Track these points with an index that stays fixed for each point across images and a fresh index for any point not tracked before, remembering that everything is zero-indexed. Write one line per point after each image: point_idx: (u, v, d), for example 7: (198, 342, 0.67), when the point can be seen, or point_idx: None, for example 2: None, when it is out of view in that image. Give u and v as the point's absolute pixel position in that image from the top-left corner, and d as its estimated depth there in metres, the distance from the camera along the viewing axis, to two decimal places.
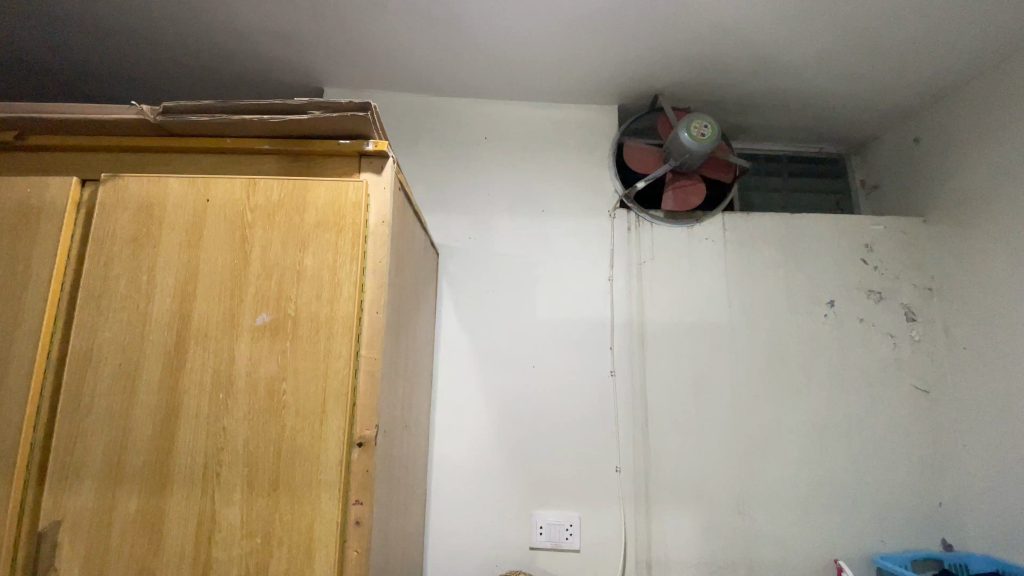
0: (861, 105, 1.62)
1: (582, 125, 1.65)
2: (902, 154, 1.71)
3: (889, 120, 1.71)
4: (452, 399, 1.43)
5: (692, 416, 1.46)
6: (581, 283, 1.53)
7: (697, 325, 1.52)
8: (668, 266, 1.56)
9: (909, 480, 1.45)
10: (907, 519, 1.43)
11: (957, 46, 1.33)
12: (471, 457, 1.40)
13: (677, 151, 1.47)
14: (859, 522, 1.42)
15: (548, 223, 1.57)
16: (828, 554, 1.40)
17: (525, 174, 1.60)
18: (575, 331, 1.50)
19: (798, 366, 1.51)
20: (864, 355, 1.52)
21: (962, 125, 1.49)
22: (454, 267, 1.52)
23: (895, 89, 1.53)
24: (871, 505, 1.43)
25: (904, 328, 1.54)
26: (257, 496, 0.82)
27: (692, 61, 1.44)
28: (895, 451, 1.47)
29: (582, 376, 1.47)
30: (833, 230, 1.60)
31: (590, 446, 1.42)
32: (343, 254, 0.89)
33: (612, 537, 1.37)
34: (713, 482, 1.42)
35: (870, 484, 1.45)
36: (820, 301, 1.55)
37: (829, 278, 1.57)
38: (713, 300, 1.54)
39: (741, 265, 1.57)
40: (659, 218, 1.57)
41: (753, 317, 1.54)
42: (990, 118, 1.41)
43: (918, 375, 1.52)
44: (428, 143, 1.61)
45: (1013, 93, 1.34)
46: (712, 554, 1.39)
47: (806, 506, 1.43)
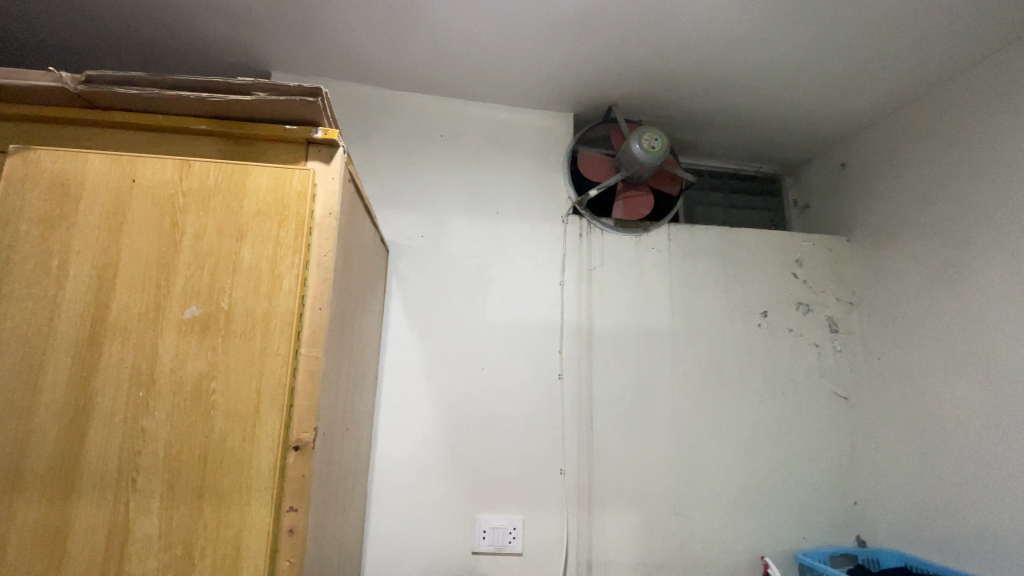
0: (797, 129, 1.74)
1: (539, 130, 1.67)
2: (830, 177, 1.85)
3: (820, 146, 1.85)
4: (398, 401, 1.39)
5: (634, 419, 1.50)
6: (533, 285, 1.54)
7: (643, 330, 1.57)
8: (616, 272, 1.60)
9: (828, 480, 1.56)
10: (826, 518, 1.54)
11: (880, 80, 1.45)
12: (415, 460, 1.37)
13: (628, 162, 1.52)
14: (785, 520, 1.51)
15: (502, 225, 1.57)
16: (756, 552, 1.48)
17: (481, 176, 1.59)
18: (525, 333, 1.50)
19: (734, 371, 1.59)
20: (792, 363, 1.63)
21: (883, 155, 1.63)
22: (403, 265, 1.48)
23: (827, 116, 1.65)
24: (796, 504, 1.53)
25: (827, 339, 1.66)
26: (178, 503, 0.76)
27: (647, 75, 1.49)
28: (817, 454, 1.58)
29: (532, 377, 1.47)
30: (769, 245, 1.70)
31: (536, 448, 1.43)
32: (284, 246, 0.84)
33: (555, 538, 1.38)
34: (653, 484, 1.47)
35: (794, 483, 1.54)
36: (755, 311, 1.64)
37: (764, 290, 1.67)
38: (658, 308, 1.60)
39: (684, 274, 1.63)
40: (610, 226, 1.61)
41: (695, 324, 1.60)
42: (906, 149, 1.56)
43: (838, 383, 1.64)
44: (381, 138, 1.56)
45: (927, 128, 1.49)
46: (650, 553, 1.43)
47: (737, 505, 1.50)
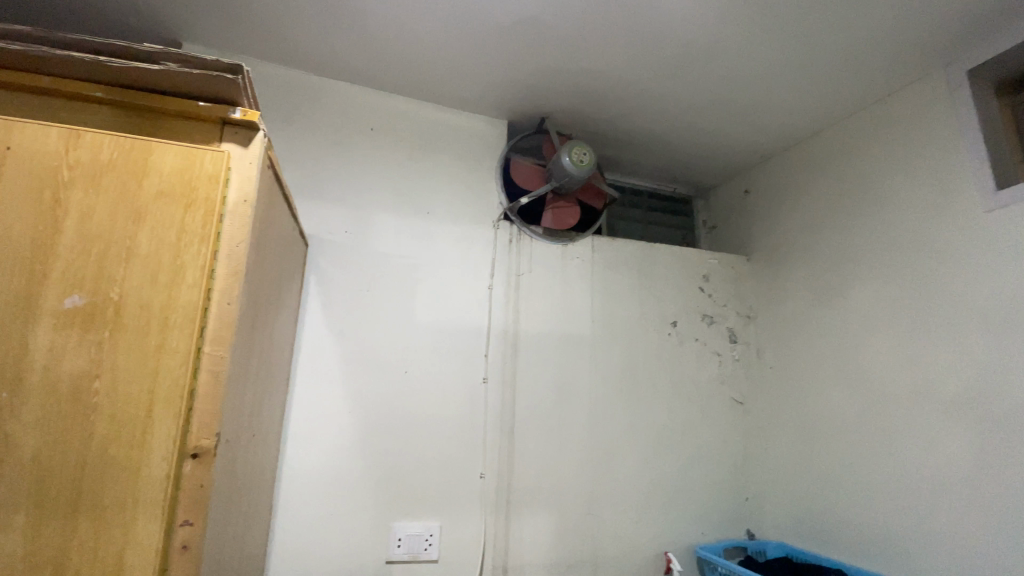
0: (709, 155, 1.90)
1: (472, 133, 1.67)
2: (735, 202, 2.04)
3: (727, 173, 2.03)
4: (311, 405, 1.32)
5: (554, 422, 1.54)
6: (461, 288, 1.53)
7: (566, 336, 1.62)
8: (543, 279, 1.63)
9: (723, 479, 1.71)
10: (721, 514, 1.68)
11: (780, 118, 1.63)
12: (327, 467, 1.30)
13: (558, 173, 1.57)
14: (686, 518, 1.63)
15: (431, 226, 1.54)
16: (660, 548, 1.57)
17: (412, 175, 1.56)
18: (450, 337, 1.48)
19: (647, 377, 1.69)
20: (697, 370, 1.76)
21: (780, 186, 1.83)
22: (323, 261, 1.41)
23: (735, 145, 1.82)
24: (696, 502, 1.65)
25: (727, 349, 1.82)
26: (45, 520, 0.66)
27: (579, 91, 1.55)
28: (715, 455, 1.72)
29: (455, 381, 1.46)
30: (681, 261, 1.84)
31: (456, 452, 1.42)
32: (190, 233, 0.77)
33: (471, 543, 1.38)
34: (569, 485, 1.51)
35: (695, 482, 1.67)
36: (667, 322, 1.76)
37: (676, 302, 1.79)
38: (580, 315, 1.66)
39: (605, 283, 1.71)
40: (538, 234, 1.65)
41: (614, 332, 1.68)
42: (798, 182, 1.76)
43: (735, 389, 1.80)
44: (305, 125, 1.48)
45: (817, 165, 1.69)
46: (563, 553, 1.47)
47: (645, 505, 1.59)
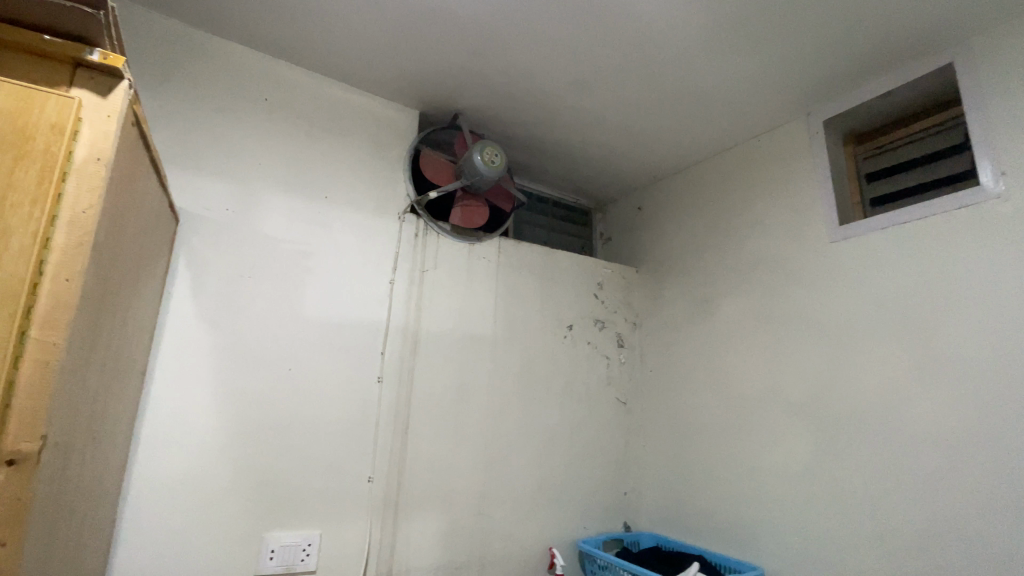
0: (610, 171, 2.01)
1: (380, 119, 1.59)
2: (629, 217, 2.19)
3: (624, 190, 2.17)
4: (173, 404, 1.15)
5: (450, 422, 1.52)
6: (359, 281, 1.45)
7: (466, 336, 1.61)
8: (446, 276, 1.60)
9: (606, 475, 1.81)
10: (602, 509, 1.78)
11: (673, 143, 1.78)
12: (189, 474, 1.14)
13: (469, 171, 1.56)
14: (571, 514, 1.70)
15: (329, 212, 1.44)
16: (545, 545, 1.62)
17: (311, 154, 1.45)
18: (343, 333, 1.39)
19: (542, 378, 1.74)
20: (588, 373, 1.85)
21: (668, 205, 2.00)
22: (197, 240, 1.24)
23: (633, 164, 1.95)
24: (580, 498, 1.73)
25: (616, 353, 1.94)
26: None
27: (494, 91, 1.55)
28: (599, 453, 1.82)
29: (346, 380, 1.37)
30: (579, 267, 1.92)
31: (343, 456, 1.33)
32: (19, 191, 0.62)
33: (354, 550, 1.30)
34: (460, 486, 1.50)
35: (580, 480, 1.75)
36: (563, 325, 1.83)
37: (572, 307, 1.87)
38: (481, 315, 1.65)
39: (508, 285, 1.73)
40: (445, 231, 1.62)
41: (513, 333, 1.71)
42: (684, 203, 1.93)
43: (620, 391, 1.93)
44: (184, 84, 1.30)
45: (700, 190, 1.88)
46: (451, 555, 1.45)
47: (533, 503, 1.63)
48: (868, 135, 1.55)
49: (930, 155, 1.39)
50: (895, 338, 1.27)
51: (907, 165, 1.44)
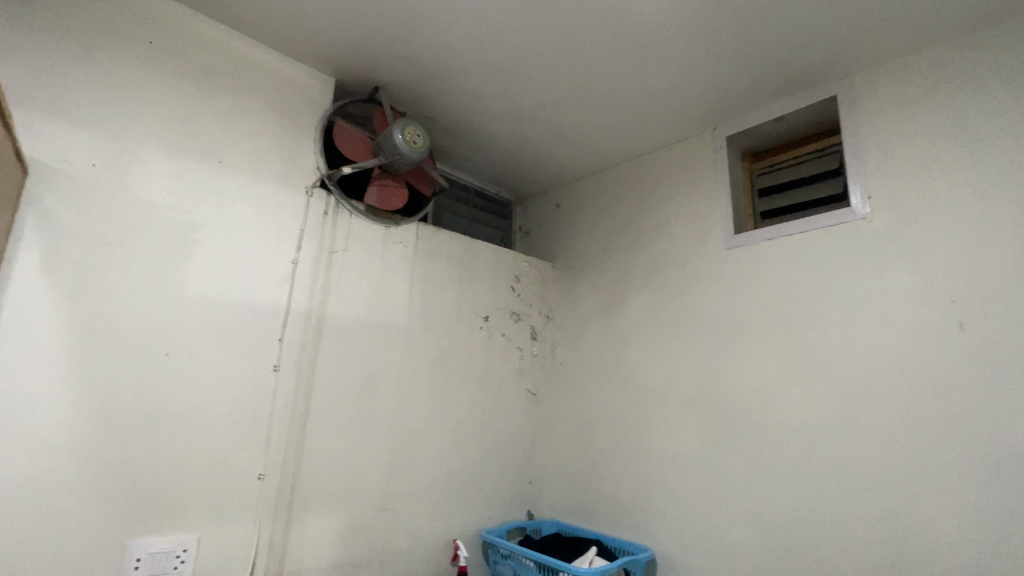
0: (532, 165, 2.01)
1: (290, 84, 1.45)
2: (548, 213, 2.21)
3: (544, 185, 2.19)
4: (11, 391, 0.96)
5: (354, 414, 1.43)
6: (258, 259, 1.31)
7: (376, 323, 1.53)
8: (358, 260, 1.51)
9: (513, 466, 1.83)
10: (508, 499, 1.79)
11: (594, 144, 1.83)
12: (32, 475, 0.97)
13: (388, 150, 1.47)
14: (476, 505, 1.69)
15: (225, 180, 1.29)
16: (449, 537, 1.60)
17: (206, 112, 1.28)
18: (236, 315, 1.26)
19: (454, 369, 1.70)
20: (501, 364, 1.85)
21: (585, 203, 2.05)
22: (53, 199, 1.05)
23: (554, 161, 1.97)
24: (486, 489, 1.73)
25: (528, 345, 1.96)
26: None
27: (419, 69, 1.48)
28: (508, 444, 1.83)
29: (236, 368, 1.24)
30: (498, 259, 1.91)
31: (230, 451, 1.20)
32: None
33: (239, 553, 1.19)
34: (362, 481, 1.43)
35: (488, 471, 1.75)
36: (479, 316, 1.81)
37: (489, 298, 1.85)
38: (394, 302, 1.58)
39: (424, 272, 1.67)
40: (359, 211, 1.52)
41: (427, 322, 1.65)
42: (600, 203, 1.99)
43: (531, 383, 1.95)
44: (42, 12, 1.08)
45: (616, 191, 1.94)
46: (350, 553, 1.38)
47: (439, 496, 1.60)
48: (763, 154, 1.70)
49: (812, 177, 1.56)
50: (776, 339, 1.41)
51: (793, 184, 1.60)
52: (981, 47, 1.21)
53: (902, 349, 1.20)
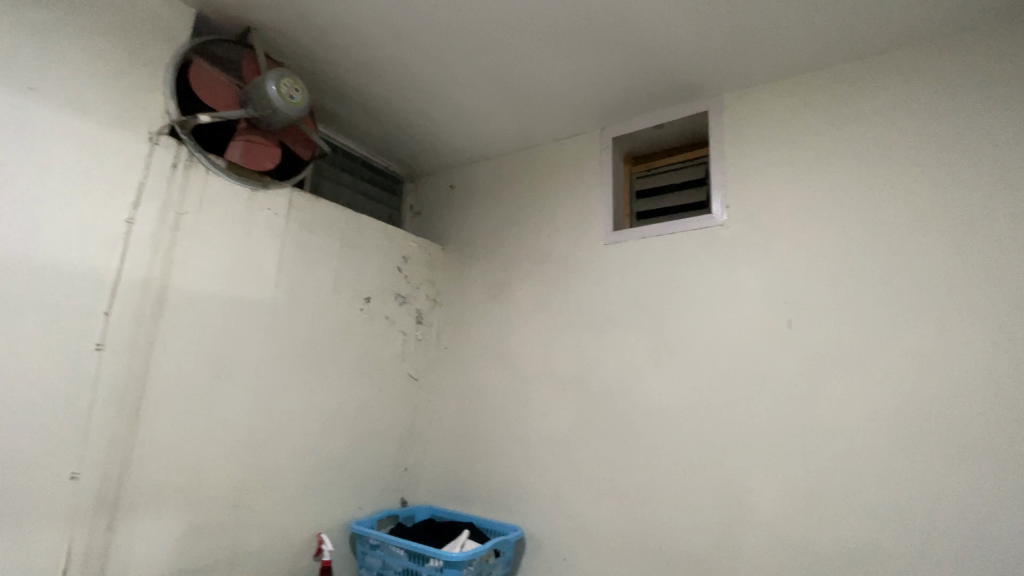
0: (426, 141, 1.92)
1: (134, 5, 1.20)
2: (440, 193, 2.14)
3: (437, 164, 2.11)
4: None
5: (204, 401, 1.25)
6: (80, 213, 1.07)
7: (237, 299, 1.35)
8: (215, 224, 1.31)
9: (388, 453, 1.76)
10: (381, 487, 1.72)
11: (491, 128, 1.80)
12: None
13: (258, 101, 1.29)
14: (346, 495, 1.60)
15: (35, 111, 1.03)
16: (314, 531, 1.49)
17: (3, 19, 1.00)
18: (46, 280, 1.02)
19: (328, 352, 1.57)
20: (381, 348, 1.75)
21: (478, 187, 2.02)
22: None
23: (449, 140, 1.90)
24: (358, 479, 1.64)
25: (412, 329, 1.89)
26: None
27: (302, 14, 1.31)
28: (384, 431, 1.75)
29: (45, 344, 1.01)
30: (383, 236, 1.80)
31: (33, 445, 0.98)
32: None
33: (41, 568, 0.98)
34: (212, 475, 1.26)
35: (361, 459, 1.66)
36: (359, 296, 1.69)
37: (371, 278, 1.74)
38: (259, 276, 1.41)
39: (297, 245, 1.51)
40: (219, 167, 1.32)
41: (298, 300, 1.50)
42: (493, 188, 1.97)
43: (412, 368, 1.88)
44: None
45: (509, 178, 1.94)
46: (191, 556, 1.21)
47: (305, 488, 1.48)
48: (645, 157, 1.82)
49: (685, 184, 1.70)
50: (645, 330, 1.53)
51: (669, 188, 1.73)
52: (824, 85, 1.40)
53: (746, 343, 1.36)
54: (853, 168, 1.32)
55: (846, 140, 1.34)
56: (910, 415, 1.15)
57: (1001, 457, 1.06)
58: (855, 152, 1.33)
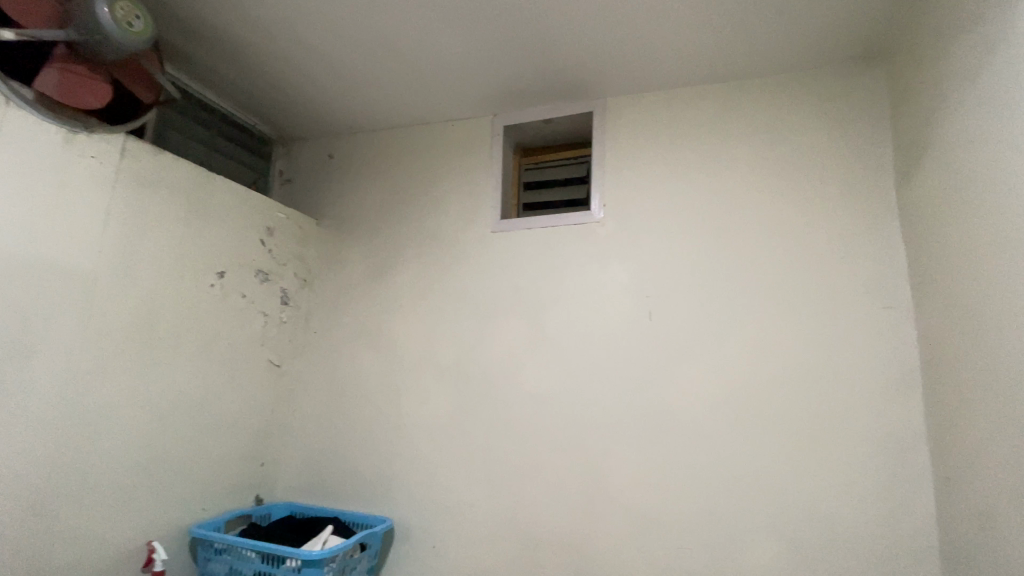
0: (301, 103, 1.75)
1: None
2: (317, 163, 1.97)
3: (315, 131, 1.94)
4: None
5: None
6: None
7: (42, 262, 1.10)
8: (12, 168, 1.06)
9: (241, 447, 1.58)
10: (232, 485, 1.55)
11: (375, 98, 1.69)
12: None
13: (84, 22, 1.07)
14: (187, 496, 1.40)
15: None
16: (142, 539, 1.29)
17: None
18: None
19: (169, 331, 1.36)
20: (237, 330, 1.56)
21: (361, 161, 1.89)
22: None
23: (328, 105, 1.76)
24: (203, 477, 1.45)
25: (276, 310, 1.71)
26: None
27: None
28: (238, 422, 1.57)
29: None
30: (246, 204, 1.60)
31: None
32: None
33: None
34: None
35: (207, 454, 1.47)
36: (211, 270, 1.48)
37: (228, 250, 1.54)
38: (77, 237, 1.17)
39: (131, 204, 1.28)
40: (25, 98, 1.07)
41: (130, 269, 1.28)
42: (377, 164, 1.87)
43: (275, 353, 1.71)
44: None
45: (394, 155, 1.85)
46: None
47: (131, 489, 1.26)
48: (533, 150, 1.85)
49: (569, 179, 1.77)
50: (523, 317, 1.56)
51: (554, 182, 1.79)
52: (691, 99, 1.54)
53: (614, 331, 1.46)
54: (711, 178, 1.47)
55: (706, 152, 1.49)
56: (743, 397, 1.32)
57: (807, 431, 1.26)
58: (713, 163, 1.48)
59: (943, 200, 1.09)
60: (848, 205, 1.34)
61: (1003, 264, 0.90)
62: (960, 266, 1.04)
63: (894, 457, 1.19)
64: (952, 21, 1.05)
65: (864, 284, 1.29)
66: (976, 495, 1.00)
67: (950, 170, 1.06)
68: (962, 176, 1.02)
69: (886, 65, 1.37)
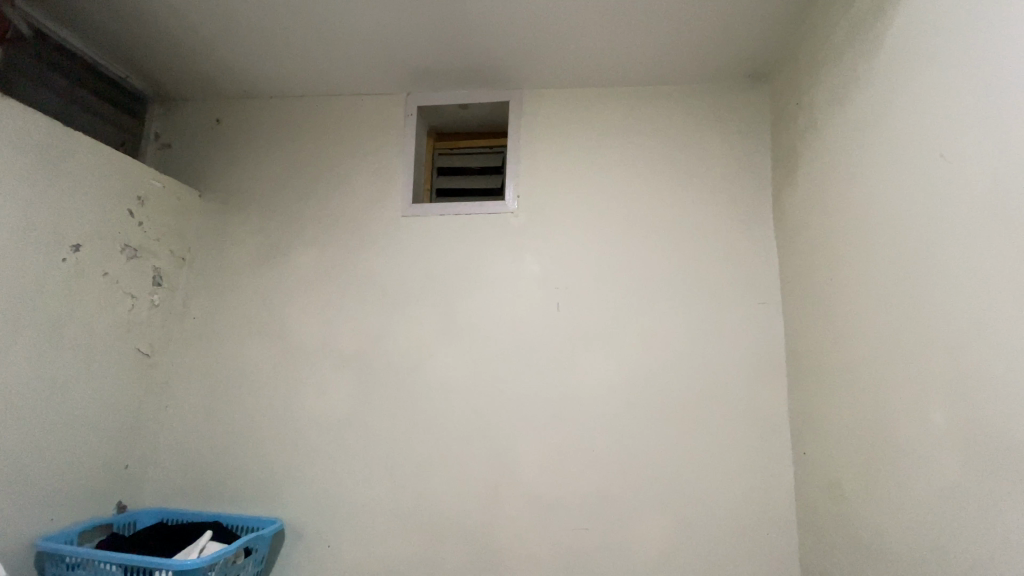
0: (185, 57, 1.55)
1: None
2: (201, 128, 1.76)
3: (199, 91, 1.73)
4: None
5: None
6: None
7: None
8: None
9: (100, 448, 1.38)
10: (88, 491, 1.34)
11: (274, 62, 1.55)
12: None
13: None
14: (29, 508, 1.19)
15: None
16: None
17: None
18: None
19: (5, 312, 1.15)
20: (97, 312, 1.36)
21: (255, 130, 1.72)
22: None
23: (218, 64, 1.57)
24: (51, 483, 1.24)
25: (146, 291, 1.51)
26: None
27: None
28: (96, 419, 1.36)
29: None
30: (112, 168, 1.39)
31: None
32: None
33: None
34: None
35: (56, 458, 1.26)
36: (65, 242, 1.27)
37: (88, 220, 1.33)
38: None
39: None
40: None
41: None
42: (273, 134, 1.71)
43: (145, 340, 1.51)
44: None
45: (292, 125, 1.71)
46: None
47: None
48: (446, 134, 1.80)
49: (482, 168, 1.75)
50: (429, 304, 1.52)
51: (466, 170, 1.76)
52: (600, 95, 1.58)
53: (520, 322, 1.46)
54: (614, 173, 1.53)
55: (612, 148, 1.54)
56: (639, 386, 1.38)
57: (692, 416, 1.35)
58: (617, 159, 1.53)
59: (811, 207, 1.22)
60: (733, 207, 1.45)
61: (859, 267, 1.02)
62: (822, 268, 1.16)
63: (763, 437, 1.32)
64: (827, 47, 1.17)
65: (744, 280, 1.41)
66: (827, 468, 1.13)
67: (819, 181, 1.19)
68: (829, 188, 1.14)
69: (768, 81, 1.51)
